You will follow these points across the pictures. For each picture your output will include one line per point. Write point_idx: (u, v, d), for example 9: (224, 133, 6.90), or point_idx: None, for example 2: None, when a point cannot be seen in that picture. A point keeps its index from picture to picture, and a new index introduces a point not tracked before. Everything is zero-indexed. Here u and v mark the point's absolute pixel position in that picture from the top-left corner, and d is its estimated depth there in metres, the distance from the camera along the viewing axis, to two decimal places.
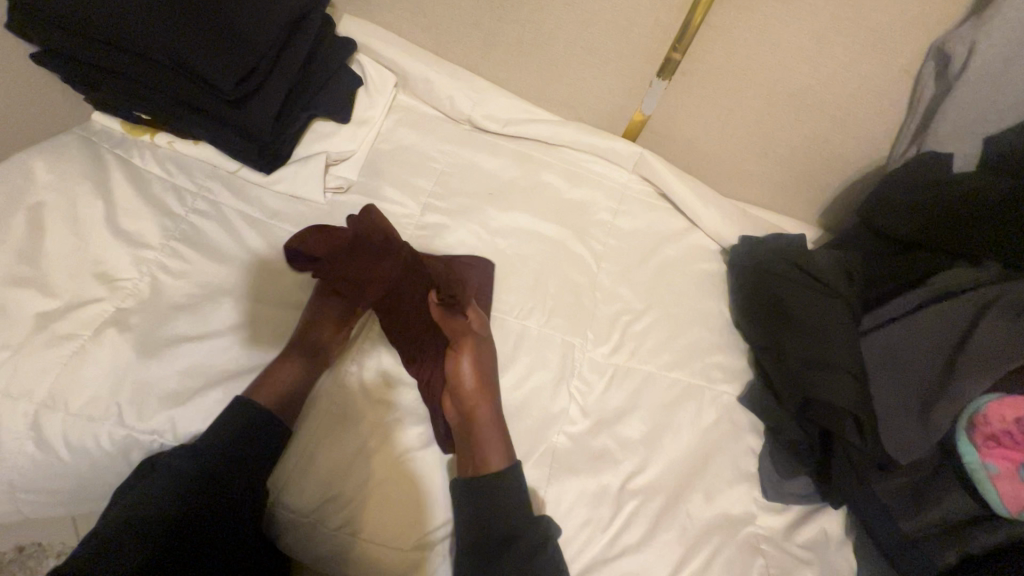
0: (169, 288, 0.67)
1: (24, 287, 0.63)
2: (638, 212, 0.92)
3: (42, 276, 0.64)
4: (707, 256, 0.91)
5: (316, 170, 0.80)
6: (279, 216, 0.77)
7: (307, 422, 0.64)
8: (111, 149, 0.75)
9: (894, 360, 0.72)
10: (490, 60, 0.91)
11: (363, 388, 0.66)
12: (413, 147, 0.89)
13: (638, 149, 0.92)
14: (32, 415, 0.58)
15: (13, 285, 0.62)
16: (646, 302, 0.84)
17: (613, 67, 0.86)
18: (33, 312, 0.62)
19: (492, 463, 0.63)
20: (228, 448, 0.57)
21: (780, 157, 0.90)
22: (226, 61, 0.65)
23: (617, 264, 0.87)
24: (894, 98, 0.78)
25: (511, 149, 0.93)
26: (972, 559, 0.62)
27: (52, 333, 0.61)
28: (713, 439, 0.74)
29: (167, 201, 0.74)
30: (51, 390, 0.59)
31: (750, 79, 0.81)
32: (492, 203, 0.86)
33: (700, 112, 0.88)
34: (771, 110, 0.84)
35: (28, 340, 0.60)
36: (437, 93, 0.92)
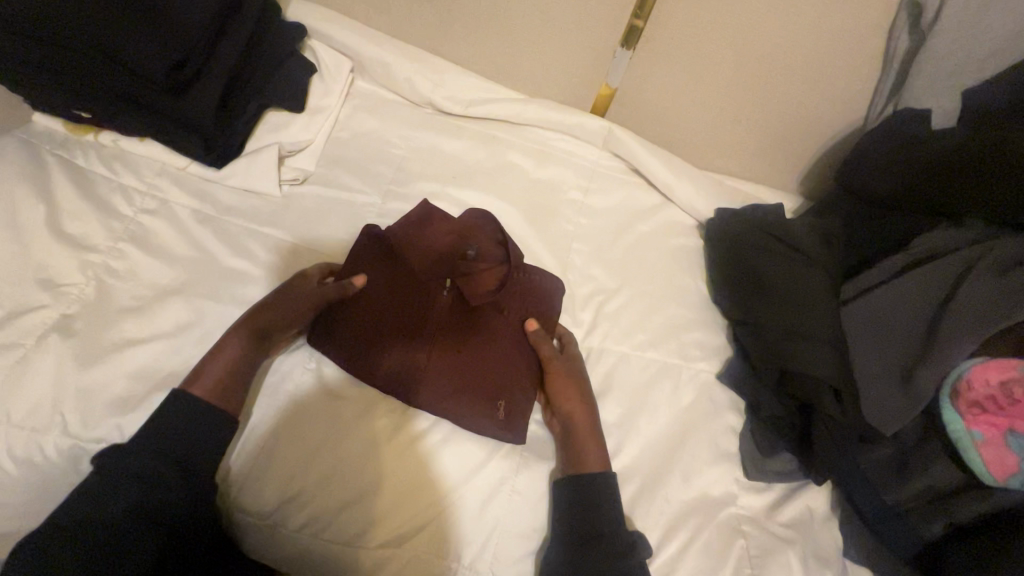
0: (116, 292, 0.65)
1: None
2: (609, 189, 0.89)
3: None
4: (683, 231, 0.88)
5: (268, 161, 0.77)
6: (232, 211, 0.75)
7: (263, 420, 0.62)
8: (53, 151, 0.73)
9: (878, 328, 0.69)
10: (449, 39, 0.88)
11: (329, 386, 0.64)
12: (373, 133, 0.86)
13: (606, 123, 0.89)
14: None
15: None
16: (620, 281, 0.81)
17: (574, 39, 0.82)
18: None
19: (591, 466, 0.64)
20: (177, 453, 0.55)
21: (755, 123, 0.87)
22: (155, 51, 0.65)
23: (590, 243, 0.84)
24: (869, 55, 0.74)
25: (476, 131, 0.89)
26: (959, 530, 0.60)
27: None
28: (691, 419, 0.71)
29: (113, 201, 0.71)
30: None
31: (715, 43, 0.77)
32: (457, 187, 0.83)
33: (667, 82, 0.84)
34: (741, 75, 0.80)
35: None
36: (396, 76, 0.88)
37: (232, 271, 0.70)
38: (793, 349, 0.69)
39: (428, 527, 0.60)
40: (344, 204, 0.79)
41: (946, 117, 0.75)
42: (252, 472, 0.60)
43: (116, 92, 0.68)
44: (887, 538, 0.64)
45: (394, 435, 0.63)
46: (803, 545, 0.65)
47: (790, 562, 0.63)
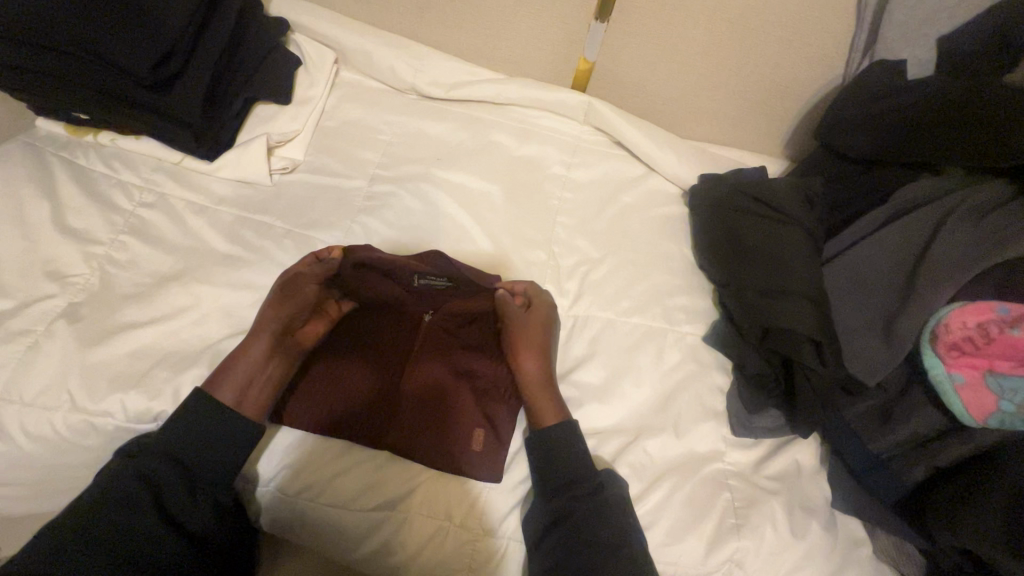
0: (119, 279, 0.69)
1: None
2: (592, 162, 0.90)
3: None
4: (667, 200, 0.89)
5: (258, 151, 0.80)
6: (225, 201, 0.78)
7: (308, 399, 0.66)
8: (55, 152, 0.77)
9: (858, 283, 0.69)
10: (428, 25, 0.90)
11: (326, 381, 0.67)
12: (359, 121, 0.89)
13: (586, 98, 0.90)
14: None
15: None
16: (605, 251, 0.83)
17: (548, 15, 0.83)
18: None
19: (569, 466, 0.63)
20: (207, 409, 0.61)
21: (734, 90, 0.87)
22: (138, 47, 0.68)
23: (574, 217, 0.85)
24: (843, 10, 0.74)
25: (458, 113, 0.91)
26: (942, 473, 0.61)
27: (6, 330, 0.63)
28: (677, 378, 0.73)
29: (113, 197, 0.75)
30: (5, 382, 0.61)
31: (687, 8, 0.78)
32: (441, 168, 0.85)
33: (643, 52, 0.85)
34: (714, 42, 0.81)
35: None
36: (378, 64, 0.91)
37: (227, 257, 0.74)
38: (775, 305, 0.69)
39: (420, 488, 0.62)
40: (333, 188, 0.82)
41: (924, 68, 0.76)
42: (259, 447, 0.64)
43: (106, 90, 0.71)
44: (872, 487, 0.65)
45: (386, 401, 0.66)
46: (788, 495, 0.66)
47: (775, 513, 0.64)
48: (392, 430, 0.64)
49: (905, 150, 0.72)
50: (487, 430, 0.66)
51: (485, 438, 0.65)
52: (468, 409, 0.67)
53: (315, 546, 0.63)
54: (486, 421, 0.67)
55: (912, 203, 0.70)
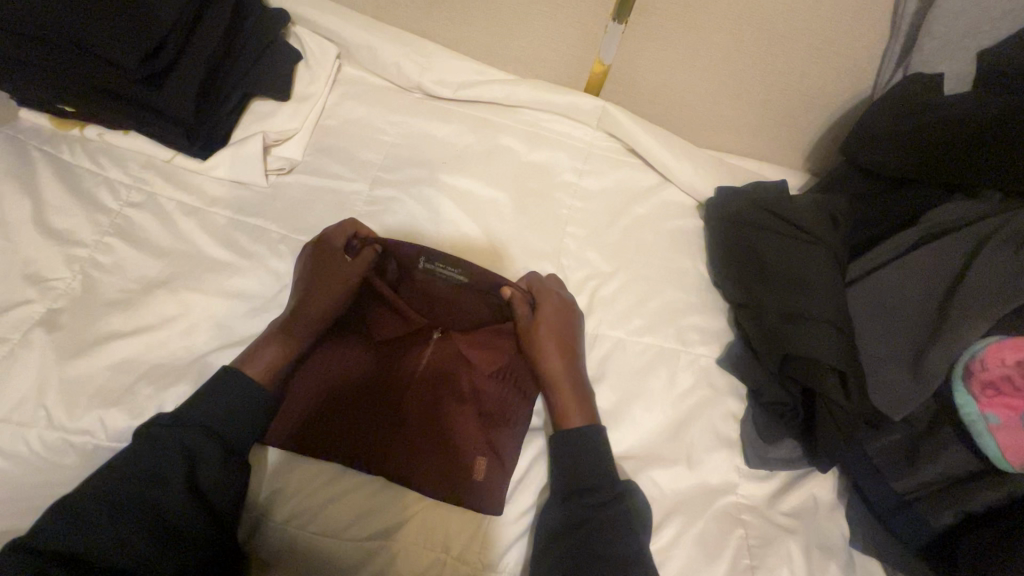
0: (103, 285, 0.66)
1: None
2: (604, 170, 0.86)
3: None
4: (683, 212, 0.85)
5: (254, 151, 0.76)
6: (219, 202, 0.74)
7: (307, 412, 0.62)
8: (39, 145, 0.73)
9: (883, 307, 0.66)
10: (436, 21, 0.85)
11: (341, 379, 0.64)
12: (361, 121, 0.85)
13: (600, 102, 0.86)
14: None
15: None
16: (615, 264, 0.79)
17: (563, 15, 0.79)
18: None
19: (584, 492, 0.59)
20: (189, 418, 0.56)
21: (756, 98, 0.83)
22: (127, 39, 0.64)
23: (584, 227, 0.82)
24: (877, 18, 0.70)
25: (465, 115, 0.87)
26: (974, 519, 0.57)
27: None
28: (690, 403, 0.69)
29: (99, 196, 0.71)
30: None
31: (714, 11, 0.73)
32: (446, 172, 0.82)
33: (662, 57, 0.81)
34: (738, 47, 0.77)
35: None
36: (383, 61, 0.86)
37: (218, 263, 0.70)
38: (795, 334, 0.65)
39: (416, 517, 0.59)
40: (332, 191, 0.78)
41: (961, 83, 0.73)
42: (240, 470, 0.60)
43: (93, 82, 0.67)
44: (897, 529, 0.60)
45: (383, 422, 0.62)
46: (805, 534, 0.62)
47: (791, 552, 0.60)
48: (395, 450, 0.61)
49: (937, 171, 0.68)
50: (490, 459, 0.62)
51: (491, 466, 0.61)
52: (474, 434, 0.63)
53: None
54: (489, 445, 0.63)
55: (944, 227, 0.67)
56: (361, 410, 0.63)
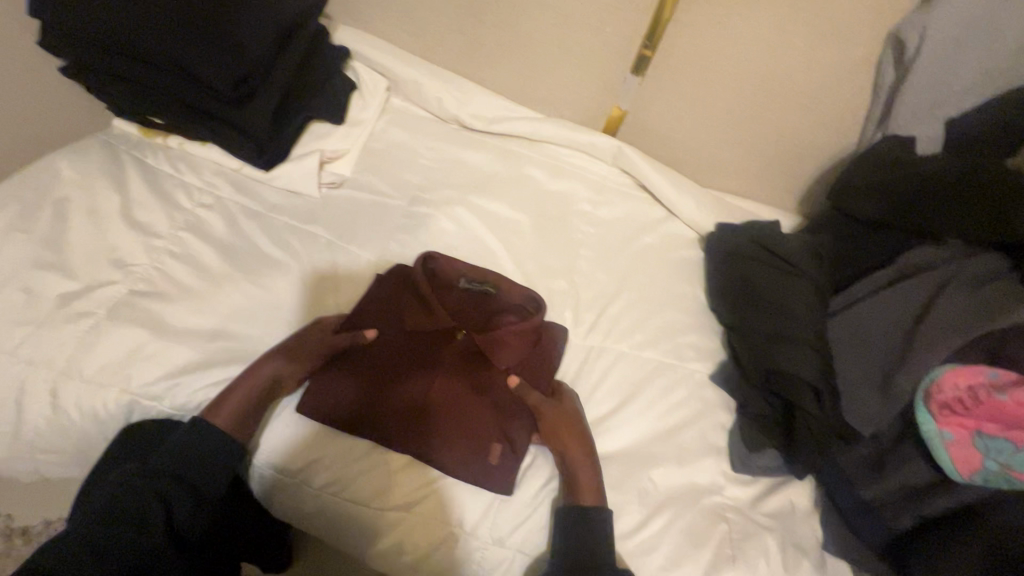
0: (175, 272, 0.75)
1: (47, 270, 0.70)
2: (616, 202, 0.96)
3: (63, 260, 0.72)
4: (684, 244, 0.95)
5: (311, 167, 0.86)
6: (277, 209, 0.85)
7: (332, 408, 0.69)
8: (129, 150, 0.84)
9: (861, 335, 0.74)
10: (475, 63, 0.97)
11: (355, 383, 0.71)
12: (403, 145, 0.96)
13: (616, 142, 0.97)
14: (52, 383, 0.65)
15: (38, 269, 0.70)
16: (621, 286, 0.88)
17: (589, 65, 0.91)
18: (55, 293, 0.69)
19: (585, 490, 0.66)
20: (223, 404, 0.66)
21: (755, 147, 0.93)
22: (221, 67, 0.74)
23: (596, 250, 0.91)
24: (860, 84, 0.81)
25: (496, 146, 0.98)
26: (928, 524, 0.65)
27: (71, 310, 0.69)
28: (684, 412, 0.77)
29: (176, 196, 0.81)
30: (68, 358, 0.66)
31: (718, 72, 0.84)
32: (476, 194, 0.92)
33: (674, 106, 0.92)
34: (741, 101, 0.88)
35: (50, 315, 0.68)
36: (426, 95, 0.98)
37: (273, 261, 0.79)
38: (779, 353, 0.74)
39: (435, 493, 0.67)
40: (375, 205, 0.88)
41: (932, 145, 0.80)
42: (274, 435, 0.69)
43: (187, 99, 0.78)
44: (860, 531, 0.68)
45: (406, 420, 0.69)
46: (782, 533, 0.69)
47: (769, 547, 0.67)
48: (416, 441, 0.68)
49: (908, 216, 0.77)
50: (505, 446, 0.69)
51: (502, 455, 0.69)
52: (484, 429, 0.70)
53: (336, 535, 0.68)
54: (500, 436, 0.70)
55: (915, 267, 0.76)
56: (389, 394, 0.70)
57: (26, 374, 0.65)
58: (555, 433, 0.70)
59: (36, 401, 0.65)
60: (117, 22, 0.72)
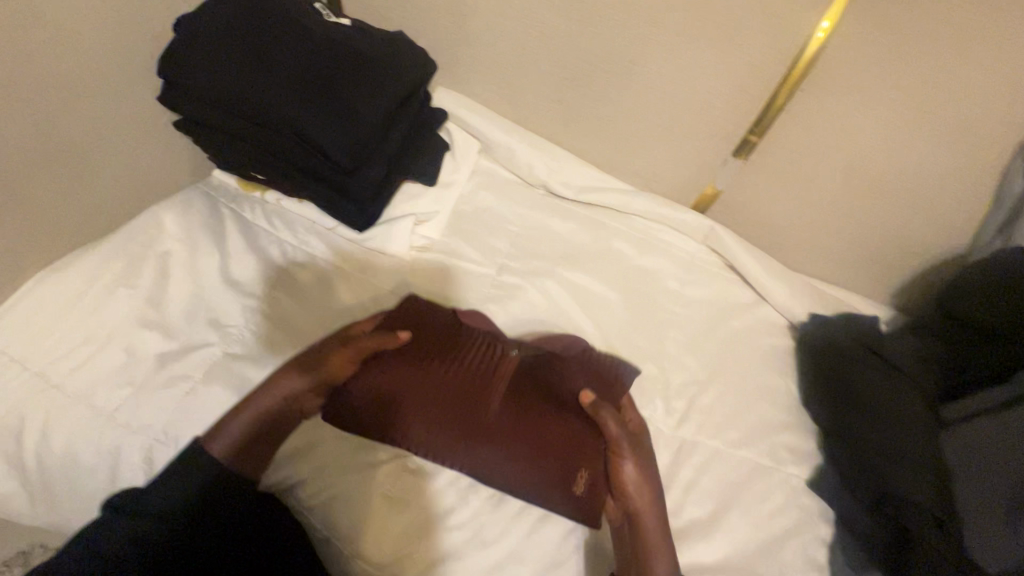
0: (268, 336, 0.74)
1: (151, 330, 0.71)
2: (704, 281, 0.93)
3: (166, 321, 0.72)
4: (775, 331, 0.91)
5: (403, 230, 0.86)
6: (368, 271, 0.84)
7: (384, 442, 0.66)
8: (227, 202, 0.84)
9: (981, 457, 0.68)
10: (572, 134, 0.96)
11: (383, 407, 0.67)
12: (493, 210, 0.95)
13: (709, 222, 0.95)
14: (145, 450, 0.65)
15: (143, 328, 0.71)
16: (712, 375, 0.85)
17: (690, 144, 0.90)
18: (156, 354, 0.70)
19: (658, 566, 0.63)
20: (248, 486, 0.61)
21: (854, 237, 0.91)
22: (342, 136, 0.74)
23: (685, 333, 0.88)
24: (977, 189, 0.80)
25: (584, 216, 0.96)
26: None
27: (170, 374, 0.69)
28: (782, 523, 0.74)
29: (271, 254, 0.81)
30: (164, 425, 0.66)
31: (836, 157, 0.83)
32: (566, 266, 0.90)
33: (775, 192, 0.90)
34: (847, 191, 0.86)
35: (149, 379, 0.68)
36: (518, 160, 0.97)
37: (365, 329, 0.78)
38: (890, 471, 0.71)
39: None
40: (464, 273, 0.87)
41: None
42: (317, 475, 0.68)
43: (296, 161, 0.77)
44: None
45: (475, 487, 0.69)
46: None
47: None
48: (482, 474, 0.66)
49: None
50: (588, 478, 0.67)
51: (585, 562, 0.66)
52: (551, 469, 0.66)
53: None
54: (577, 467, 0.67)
55: None
56: (420, 428, 0.66)
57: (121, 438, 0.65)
58: (628, 491, 0.67)
59: (129, 467, 0.64)
60: (255, 97, 0.72)
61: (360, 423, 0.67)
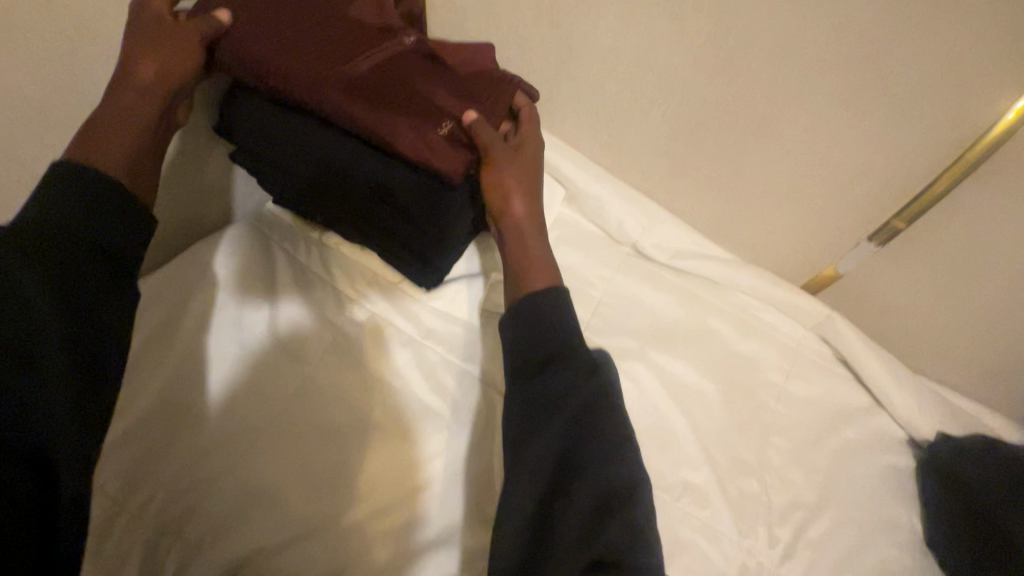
0: (322, 420, 0.65)
1: (190, 409, 0.64)
2: (812, 376, 0.80)
3: (206, 396, 0.64)
4: (894, 446, 0.78)
5: (476, 295, 0.74)
6: (433, 339, 0.71)
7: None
8: (280, 244, 0.74)
9: None
10: (673, 190, 0.83)
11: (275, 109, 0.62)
12: (573, 269, 0.83)
13: (827, 309, 0.81)
14: (194, 546, 0.60)
15: (181, 407, 0.64)
16: (821, 497, 0.72)
17: (819, 221, 0.77)
18: (195, 437, 0.62)
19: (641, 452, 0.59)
20: None
21: (998, 347, 0.77)
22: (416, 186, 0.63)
23: (792, 442, 0.75)
24: None
25: (676, 285, 0.84)
26: None
27: (212, 465, 0.61)
28: None
29: (328, 312, 0.71)
30: (213, 524, 0.60)
31: (1010, 259, 0.69)
32: (655, 347, 0.79)
33: (911, 287, 0.77)
34: (1006, 300, 0.73)
35: (190, 471, 0.61)
36: (606, 215, 0.85)
37: (431, 414, 0.68)
38: None
39: None
40: None
41: None
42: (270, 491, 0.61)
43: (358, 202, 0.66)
44: None
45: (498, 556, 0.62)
46: None
47: None
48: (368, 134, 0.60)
49: None
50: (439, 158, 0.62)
51: None
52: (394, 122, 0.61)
53: None
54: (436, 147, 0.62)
55: None
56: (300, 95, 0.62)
57: (169, 535, 0.61)
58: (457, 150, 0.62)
59: (177, 560, 0.61)
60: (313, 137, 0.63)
61: (310, 164, 0.63)
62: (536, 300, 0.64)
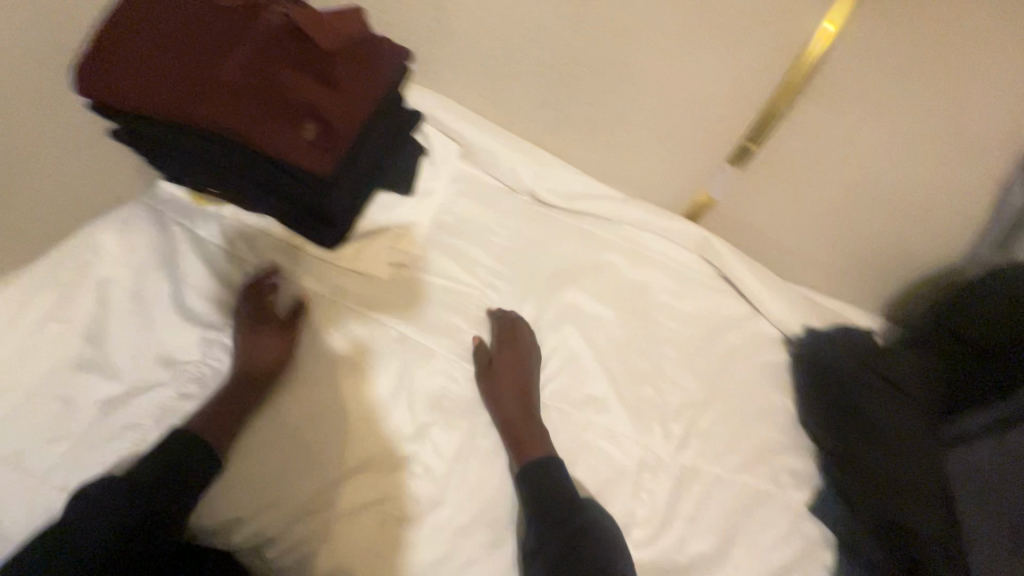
0: (232, 375, 0.68)
1: (93, 373, 0.65)
2: (698, 294, 0.90)
3: (109, 360, 0.66)
4: (769, 345, 0.88)
5: (378, 250, 0.79)
6: (341, 294, 0.76)
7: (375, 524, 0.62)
8: (175, 217, 0.75)
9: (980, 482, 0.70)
10: (559, 136, 0.89)
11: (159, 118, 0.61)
12: (475, 219, 0.88)
13: (704, 232, 0.90)
14: None
15: (82, 372, 0.64)
16: (708, 394, 0.82)
17: (686, 151, 0.85)
18: (98, 399, 0.64)
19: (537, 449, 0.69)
20: None
21: (850, 249, 0.88)
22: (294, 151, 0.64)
23: (683, 352, 0.85)
24: (980, 206, 0.77)
25: (573, 225, 0.91)
26: None
27: (117, 426, 0.63)
28: (784, 554, 0.71)
29: (231, 277, 0.74)
30: None
31: (844, 165, 0.78)
32: (555, 283, 0.85)
33: (772, 202, 0.86)
34: (849, 203, 0.82)
35: (88, 434, 0.62)
36: (501, 166, 0.90)
37: (346, 360, 0.72)
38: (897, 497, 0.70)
39: None
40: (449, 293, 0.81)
41: None
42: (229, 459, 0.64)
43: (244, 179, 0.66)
44: None
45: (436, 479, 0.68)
46: None
47: None
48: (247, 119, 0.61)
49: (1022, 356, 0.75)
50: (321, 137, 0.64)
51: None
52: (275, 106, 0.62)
53: None
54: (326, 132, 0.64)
55: None
56: (149, 59, 0.61)
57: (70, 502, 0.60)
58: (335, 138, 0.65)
59: None
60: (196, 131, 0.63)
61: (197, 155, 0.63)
62: (548, 466, 0.67)
